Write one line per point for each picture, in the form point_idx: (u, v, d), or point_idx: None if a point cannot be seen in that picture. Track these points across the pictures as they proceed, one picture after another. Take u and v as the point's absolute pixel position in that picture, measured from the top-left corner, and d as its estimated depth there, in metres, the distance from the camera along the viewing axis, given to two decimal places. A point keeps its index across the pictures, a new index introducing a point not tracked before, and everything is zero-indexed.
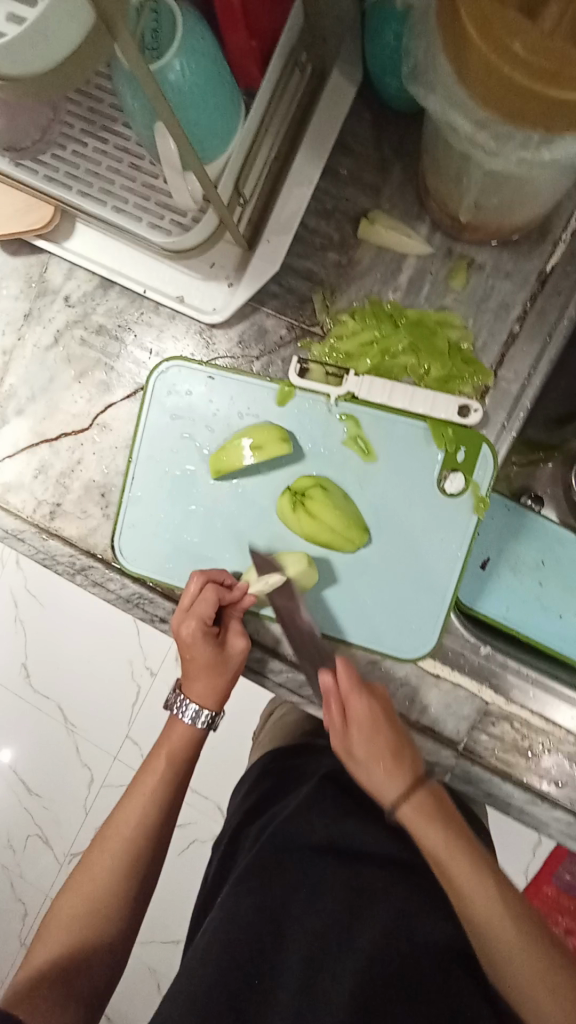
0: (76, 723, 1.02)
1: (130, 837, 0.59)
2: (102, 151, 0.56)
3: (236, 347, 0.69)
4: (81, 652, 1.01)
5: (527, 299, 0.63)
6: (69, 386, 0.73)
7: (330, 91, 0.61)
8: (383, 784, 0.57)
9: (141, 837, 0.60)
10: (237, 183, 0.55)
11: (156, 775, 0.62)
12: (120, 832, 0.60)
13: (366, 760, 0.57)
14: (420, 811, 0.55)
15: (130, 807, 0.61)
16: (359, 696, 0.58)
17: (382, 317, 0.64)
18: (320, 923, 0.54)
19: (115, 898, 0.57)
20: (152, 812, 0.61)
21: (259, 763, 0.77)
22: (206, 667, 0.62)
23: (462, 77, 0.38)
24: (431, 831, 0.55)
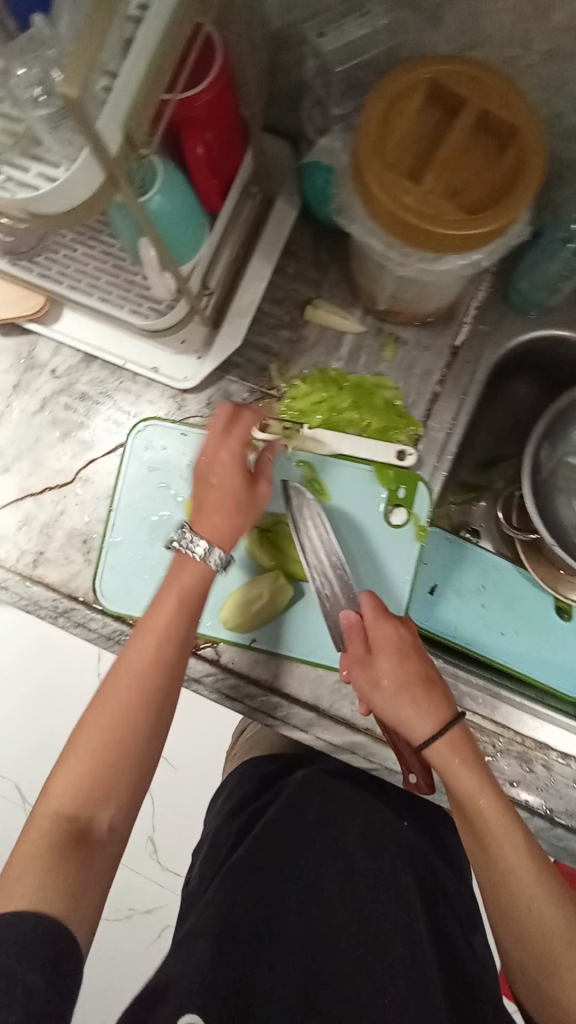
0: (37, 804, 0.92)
1: (137, 711, 0.55)
2: (90, 254, 0.68)
3: (206, 409, 0.80)
4: None
5: (444, 365, 0.78)
6: (53, 446, 0.81)
7: (276, 210, 0.76)
8: (414, 719, 0.61)
9: (150, 668, 0.57)
10: (204, 278, 0.69)
11: (150, 639, 0.58)
12: (125, 671, 0.57)
13: (394, 695, 0.62)
14: (449, 749, 0.61)
15: (130, 663, 0.57)
16: (384, 625, 0.64)
17: (329, 382, 0.77)
18: (322, 902, 0.62)
19: (132, 738, 0.55)
20: (154, 669, 0.57)
21: (237, 771, 0.83)
22: (228, 501, 0.62)
23: (371, 214, 0.52)
24: (464, 776, 0.61)
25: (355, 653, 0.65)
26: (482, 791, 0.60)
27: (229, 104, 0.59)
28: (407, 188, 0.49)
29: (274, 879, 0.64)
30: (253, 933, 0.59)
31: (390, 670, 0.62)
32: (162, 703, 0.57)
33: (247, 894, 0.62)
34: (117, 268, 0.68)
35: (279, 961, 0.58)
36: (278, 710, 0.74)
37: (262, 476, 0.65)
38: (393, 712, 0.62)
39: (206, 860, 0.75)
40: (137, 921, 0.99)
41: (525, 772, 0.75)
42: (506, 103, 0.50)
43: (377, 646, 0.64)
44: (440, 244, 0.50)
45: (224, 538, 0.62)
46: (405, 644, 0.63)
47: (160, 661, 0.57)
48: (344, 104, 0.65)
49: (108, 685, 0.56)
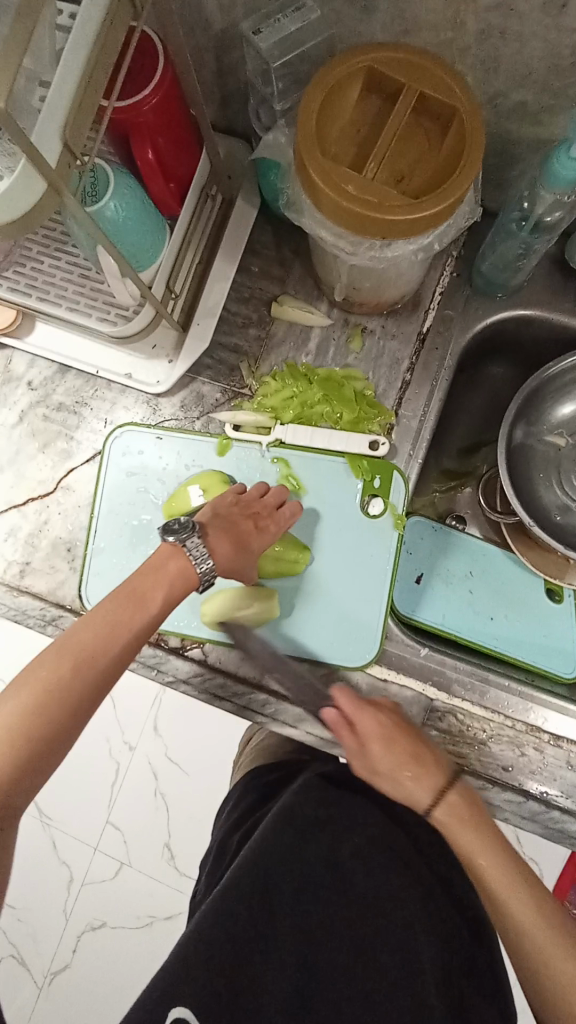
0: (52, 815, 1.00)
1: (65, 711, 0.50)
2: (57, 266, 0.68)
3: (180, 411, 0.81)
4: None
5: (413, 353, 0.78)
6: (34, 457, 0.83)
7: (236, 211, 0.77)
8: (410, 787, 0.59)
9: (82, 661, 0.51)
10: (168, 282, 0.69)
11: (82, 635, 0.52)
12: (53, 667, 0.50)
13: (392, 773, 0.60)
14: (454, 819, 0.58)
15: (63, 651, 0.51)
16: (366, 712, 0.62)
17: (298, 377, 0.78)
18: (318, 910, 0.61)
19: (51, 734, 0.49)
20: (98, 662, 0.51)
21: (240, 785, 0.81)
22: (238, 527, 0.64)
23: (318, 206, 0.52)
24: (468, 837, 0.57)
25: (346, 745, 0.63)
26: (488, 863, 0.56)
27: (177, 109, 0.60)
28: (350, 177, 0.50)
29: (276, 884, 0.62)
30: (253, 933, 0.60)
31: (381, 754, 0.61)
32: (87, 702, 0.51)
33: (243, 904, 0.60)
34: (83, 278, 0.69)
35: (268, 953, 0.60)
36: (266, 706, 0.74)
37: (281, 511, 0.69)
38: (393, 789, 0.61)
39: (212, 867, 0.76)
40: (158, 929, 0.98)
41: (519, 756, 0.74)
42: (441, 84, 0.50)
43: (363, 737, 0.62)
44: (388, 231, 0.51)
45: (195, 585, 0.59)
46: (386, 725, 0.62)
47: (96, 657, 0.51)
48: (287, 100, 0.63)
49: (93, 616, 0.53)
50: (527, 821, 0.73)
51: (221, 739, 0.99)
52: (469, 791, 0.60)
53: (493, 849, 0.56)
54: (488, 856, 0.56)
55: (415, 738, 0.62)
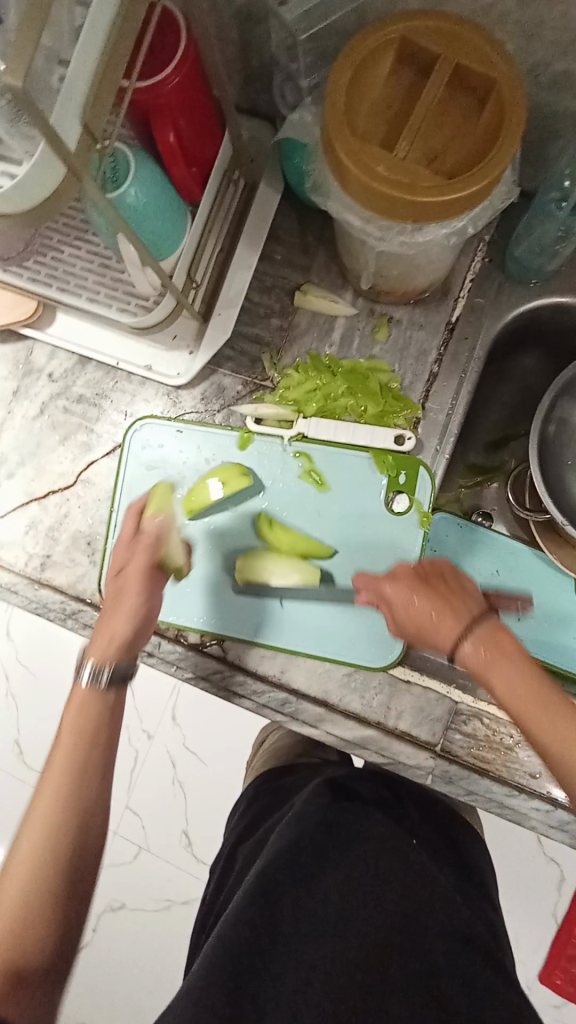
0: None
1: (52, 835, 0.49)
2: (76, 255, 0.67)
3: (200, 403, 0.79)
4: None
5: (441, 344, 0.75)
6: (54, 449, 0.82)
7: (259, 197, 0.75)
8: (435, 637, 0.56)
9: (54, 816, 0.49)
10: (189, 271, 0.68)
11: (41, 810, 0.50)
12: (26, 846, 0.49)
13: (417, 623, 0.57)
14: (480, 646, 0.53)
15: (31, 830, 0.49)
16: (390, 586, 0.60)
17: (322, 369, 0.75)
18: (331, 935, 0.54)
19: (45, 873, 0.48)
20: (73, 775, 0.51)
21: (253, 785, 0.82)
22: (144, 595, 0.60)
23: (346, 188, 0.50)
24: (501, 663, 0.52)
25: (384, 612, 0.61)
26: (531, 709, 0.51)
27: (199, 90, 0.58)
28: (380, 157, 0.47)
29: (282, 904, 0.56)
30: (253, 950, 0.53)
31: (410, 609, 0.57)
32: (91, 821, 0.51)
33: (249, 924, 0.54)
34: (103, 267, 0.67)
35: (273, 986, 0.52)
36: (285, 704, 0.73)
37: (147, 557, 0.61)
38: (415, 629, 0.57)
39: (221, 872, 0.73)
40: (175, 913, 0.99)
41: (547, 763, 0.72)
42: (481, 56, 0.47)
43: (391, 601, 0.59)
44: (420, 214, 0.48)
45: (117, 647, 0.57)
46: (409, 587, 0.58)
47: (72, 783, 0.50)
48: (312, 74, 0.62)
49: (49, 770, 0.51)
50: (554, 829, 0.70)
51: (239, 735, 0.99)
52: (504, 631, 0.54)
53: (535, 696, 0.51)
54: (532, 710, 0.51)
55: (448, 587, 0.58)
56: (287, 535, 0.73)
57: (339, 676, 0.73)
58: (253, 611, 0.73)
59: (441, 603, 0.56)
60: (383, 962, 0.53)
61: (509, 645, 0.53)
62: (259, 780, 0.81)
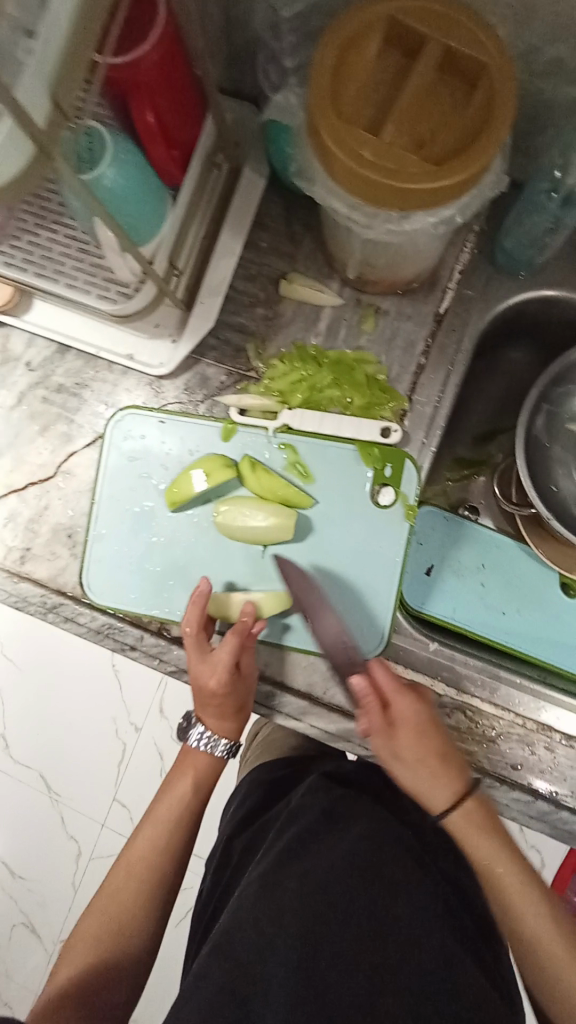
0: (60, 791, 1.05)
1: (138, 891, 0.65)
2: (53, 239, 0.65)
3: (184, 394, 0.78)
4: (64, 699, 1.05)
5: (428, 335, 0.74)
6: (34, 440, 0.80)
7: (244, 182, 0.73)
8: (427, 788, 0.63)
9: (142, 871, 0.65)
10: (171, 258, 0.66)
11: (132, 870, 0.66)
12: (120, 892, 0.65)
13: (414, 764, 0.63)
14: (469, 822, 0.63)
15: (124, 871, 0.66)
16: (404, 699, 0.63)
17: (307, 360, 0.74)
18: (340, 917, 0.57)
19: (132, 921, 0.63)
20: (164, 862, 0.66)
21: (247, 778, 0.82)
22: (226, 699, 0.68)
23: (331, 173, 0.48)
24: (484, 844, 0.62)
25: (375, 726, 0.63)
26: (496, 856, 0.62)
27: (178, 68, 0.56)
28: (366, 140, 0.46)
29: (283, 887, 0.58)
30: (258, 940, 0.55)
31: (418, 747, 0.62)
32: (172, 881, 0.66)
33: (253, 914, 0.57)
34: (81, 252, 0.65)
35: (276, 959, 0.54)
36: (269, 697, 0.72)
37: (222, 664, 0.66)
38: (413, 781, 0.63)
39: (218, 866, 0.73)
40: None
41: (529, 755, 0.73)
42: (470, 37, 0.46)
43: (397, 719, 0.63)
44: (406, 201, 0.47)
45: (222, 731, 0.70)
46: (423, 720, 0.63)
47: (159, 853, 0.66)
48: (296, 52, 0.60)
49: (143, 841, 0.67)
50: (535, 820, 0.71)
51: None
52: (480, 797, 0.64)
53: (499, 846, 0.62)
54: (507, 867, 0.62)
55: (441, 731, 0.64)
56: (272, 499, 0.72)
57: (324, 670, 0.72)
58: (241, 579, 0.72)
59: (435, 753, 0.63)
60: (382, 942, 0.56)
61: (492, 820, 0.63)
62: (253, 773, 0.81)
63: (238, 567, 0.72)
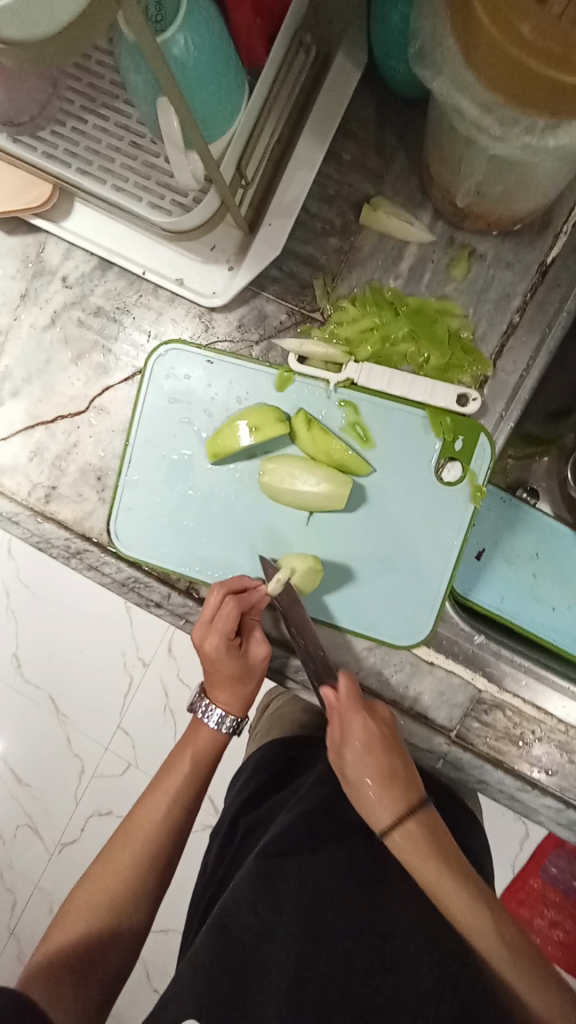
0: (67, 714, 1.05)
1: (132, 868, 0.60)
2: (102, 128, 0.55)
3: (236, 331, 0.69)
4: (76, 632, 1.03)
5: (527, 289, 0.64)
6: (66, 368, 0.73)
7: (333, 75, 0.61)
8: (373, 806, 0.57)
9: (137, 845, 0.61)
10: (239, 165, 0.55)
11: (128, 844, 0.62)
12: (114, 866, 0.61)
13: (360, 777, 0.58)
14: (411, 846, 0.54)
15: (120, 842, 0.62)
16: (355, 716, 0.59)
17: (383, 305, 0.65)
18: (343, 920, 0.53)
19: (128, 898, 0.59)
20: (167, 837, 0.62)
21: (255, 756, 0.79)
22: (230, 676, 0.64)
23: (469, 60, 0.38)
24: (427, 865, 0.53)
25: (330, 735, 0.61)
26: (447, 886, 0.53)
27: None
28: (529, 8, 0.34)
29: (283, 875, 0.55)
30: (254, 926, 0.53)
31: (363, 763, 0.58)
32: (173, 854, 0.63)
33: (248, 900, 0.54)
34: (134, 147, 0.55)
35: (277, 951, 0.51)
36: (299, 672, 0.68)
37: (252, 640, 0.63)
38: (357, 798, 0.58)
39: (224, 838, 0.72)
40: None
41: (565, 763, 0.68)
42: None
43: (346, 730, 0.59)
44: (563, 101, 0.36)
45: (234, 702, 0.66)
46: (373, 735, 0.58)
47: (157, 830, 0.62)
48: None
49: (147, 810, 0.63)
50: (560, 826, 0.68)
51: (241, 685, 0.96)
52: (433, 819, 0.56)
53: (450, 875, 0.53)
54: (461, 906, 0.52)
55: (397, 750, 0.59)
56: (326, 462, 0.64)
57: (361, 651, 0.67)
58: (283, 548, 0.66)
59: (382, 772, 0.58)
60: (379, 948, 0.51)
61: (445, 850, 0.54)
62: (264, 749, 0.78)
63: (279, 534, 0.66)
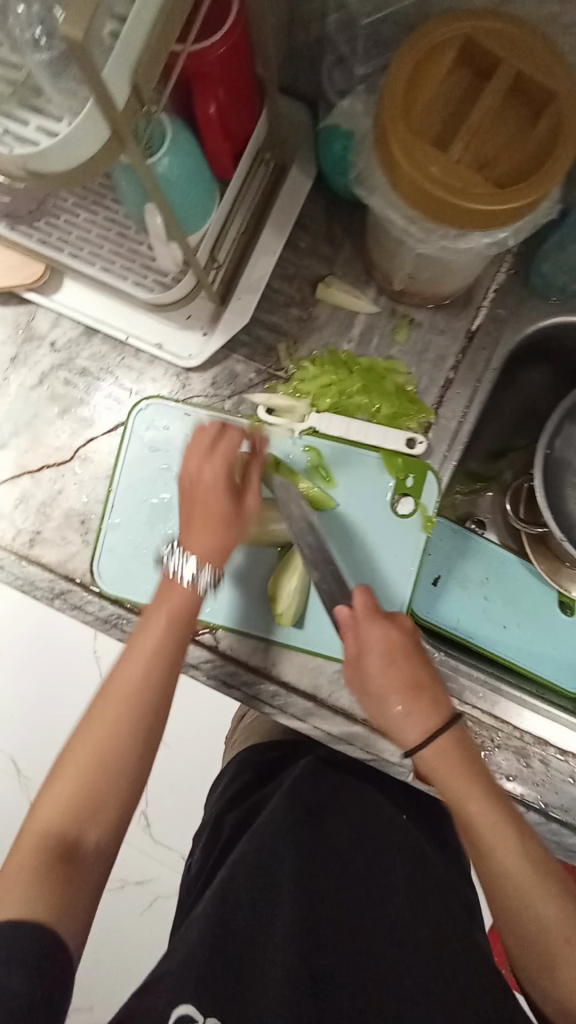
0: (29, 776, 0.99)
1: (89, 775, 0.53)
2: (91, 219, 0.65)
3: (210, 389, 0.77)
4: (36, 689, 0.97)
5: (459, 351, 0.75)
6: (52, 422, 0.79)
7: (290, 181, 0.73)
8: (400, 720, 0.59)
9: (90, 729, 0.54)
10: (212, 251, 0.66)
11: (81, 752, 0.53)
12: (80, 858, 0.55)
13: (383, 694, 0.60)
14: (443, 760, 0.58)
15: (76, 733, 0.54)
16: (375, 626, 0.61)
17: (339, 365, 0.75)
18: (334, 918, 0.58)
19: (97, 746, 0.54)
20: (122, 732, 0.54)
21: (237, 762, 0.81)
22: (219, 516, 0.60)
23: (395, 186, 0.49)
24: (456, 779, 0.58)
25: (348, 650, 0.62)
26: (477, 801, 0.58)
27: (240, 64, 0.55)
28: (434, 157, 0.46)
29: (279, 874, 0.59)
30: (252, 921, 0.57)
31: (389, 676, 0.59)
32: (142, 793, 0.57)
33: (245, 888, 0.59)
34: (120, 236, 0.65)
35: (273, 940, 0.55)
36: (276, 698, 0.73)
37: (249, 490, 0.63)
38: (382, 708, 0.60)
39: (208, 839, 0.74)
40: (130, 894, 0.93)
41: (523, 769, 0.74)
42: (541, 67, 0.46)
43: (363, 646, 0.61)
44: (467, 221, 0.47)
45: (215, 553, 0.60)
46: (394, 647, 0.61)
47: (121, 731, 0.54)
48: (366, 63, 0.63)
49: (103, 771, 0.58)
50: None
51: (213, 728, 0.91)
52: (463, 737, 0.60)
53: (476, 791, 0.58)
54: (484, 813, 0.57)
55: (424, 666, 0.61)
56: (295, 502, 0.72)
57: (333, 674, 0.73)
58: (257, 583, 0.72)
59: (404, 688, 0.60)
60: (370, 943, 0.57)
61: (470, 761, 0.59)
62: (244, 754, 0.81)
63: (253, 567, 0.72)
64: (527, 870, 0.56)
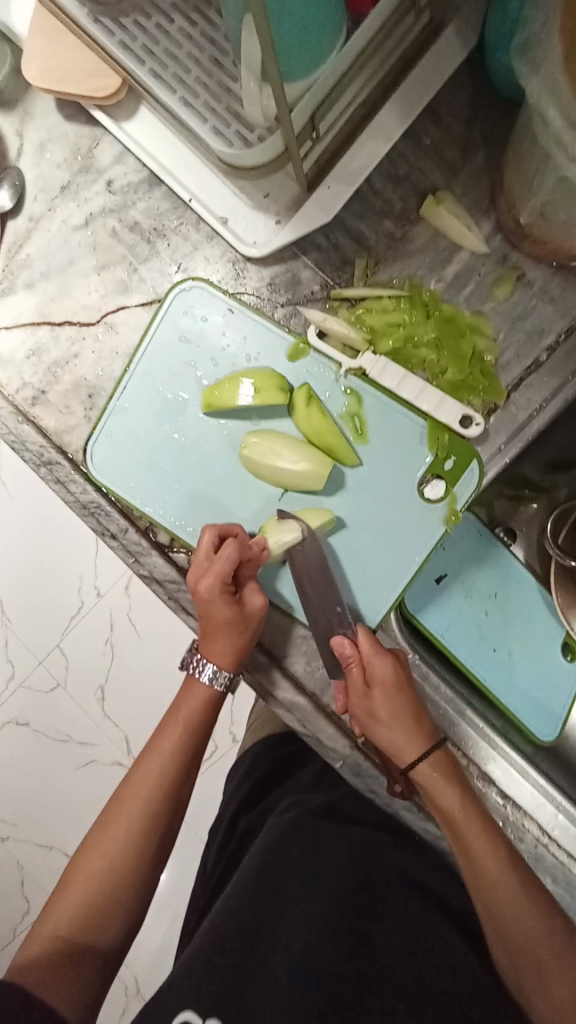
0: (11, 619, 0.97)
1: (177, 740, 0.61)
2: (186, 36, 0.52)
3: (266, 288, 0.66)
4: (27, 545, 0.96)
5: (562, 331, 0.62)
6: (86, 275, 0.70)
7: (435, 52, 0.59)
8: (401, 742, 0.59)
9: (150, 803, 0.58)
10: (313, 116, 0.53)
11: (175, 730, 0.62)
12: (117, 816, 0.58)
13: (388, 723, 0.59)
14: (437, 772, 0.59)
15: (148, 769, 0.60)
16: (383, 655, 0.60)
17: (416, 305, 0.63)
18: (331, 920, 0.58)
19: (130, 857, 0.57)
20: (152, 827, 0.58)
21: (253, 749, 0.85)
22: (224, 628, 0.60)
23: (568, 67, 0.38)
24: (447, 791, 0.58)
25: (356, 688, 0.59)
26: (468, 821, 0.57)
27: None
28: None
29: (283, 878, 0.63)
30: (259, 921, 0.60)
31: (393, 707, 0.59)
32: (161, 851, 0.59)
33: (254, 890, 0.62)
34: (213, 64, 0.52)
35: (278, 945, 0.57)
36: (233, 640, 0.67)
37: (249, 589, 0.61)
38: (383, 737, 0.59)
39: (224, 836, 0.79)
40: (71, 755, 0.97)
41: None
42: None
43: (374, 680, 0.59)
44: None
45: (228, 657, 0.61)
46: (399, 676, 0.60)
47: (202, 714, 0.62)
48: None
49: (114, 820, 0.58)
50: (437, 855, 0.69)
51: (177, 628, 0.95)
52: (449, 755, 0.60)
53: (470, 809, 0.58)
54: (478, 834, 0.57)
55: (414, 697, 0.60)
56: (315, 445, 0.63)
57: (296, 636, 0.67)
58: (246, 516, 0.65)
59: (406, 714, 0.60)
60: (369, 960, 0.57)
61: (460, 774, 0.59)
62: (260, 747, 0.84)
63: (251, 502, 0.65)
64: (520, 901, 0.55)
